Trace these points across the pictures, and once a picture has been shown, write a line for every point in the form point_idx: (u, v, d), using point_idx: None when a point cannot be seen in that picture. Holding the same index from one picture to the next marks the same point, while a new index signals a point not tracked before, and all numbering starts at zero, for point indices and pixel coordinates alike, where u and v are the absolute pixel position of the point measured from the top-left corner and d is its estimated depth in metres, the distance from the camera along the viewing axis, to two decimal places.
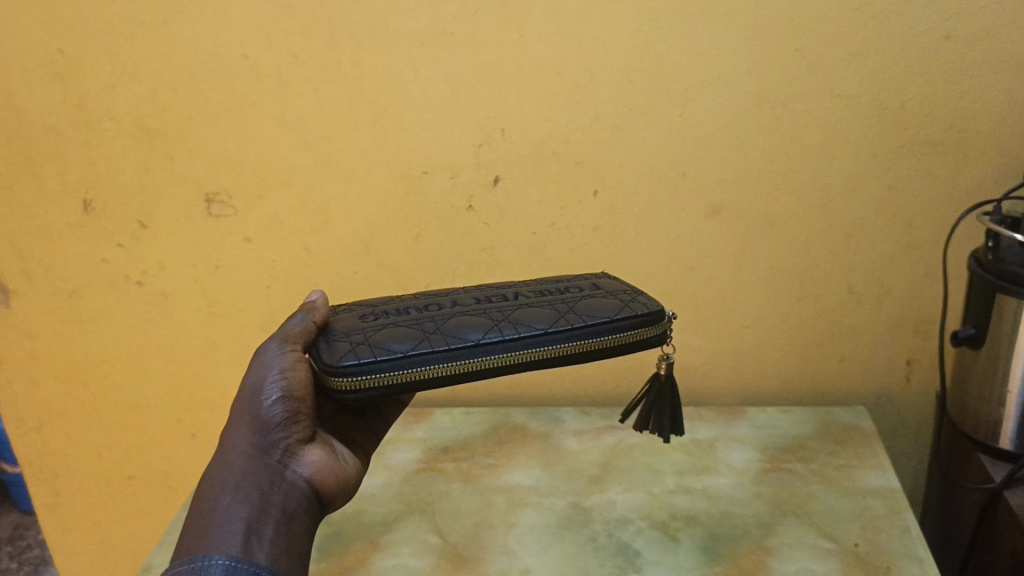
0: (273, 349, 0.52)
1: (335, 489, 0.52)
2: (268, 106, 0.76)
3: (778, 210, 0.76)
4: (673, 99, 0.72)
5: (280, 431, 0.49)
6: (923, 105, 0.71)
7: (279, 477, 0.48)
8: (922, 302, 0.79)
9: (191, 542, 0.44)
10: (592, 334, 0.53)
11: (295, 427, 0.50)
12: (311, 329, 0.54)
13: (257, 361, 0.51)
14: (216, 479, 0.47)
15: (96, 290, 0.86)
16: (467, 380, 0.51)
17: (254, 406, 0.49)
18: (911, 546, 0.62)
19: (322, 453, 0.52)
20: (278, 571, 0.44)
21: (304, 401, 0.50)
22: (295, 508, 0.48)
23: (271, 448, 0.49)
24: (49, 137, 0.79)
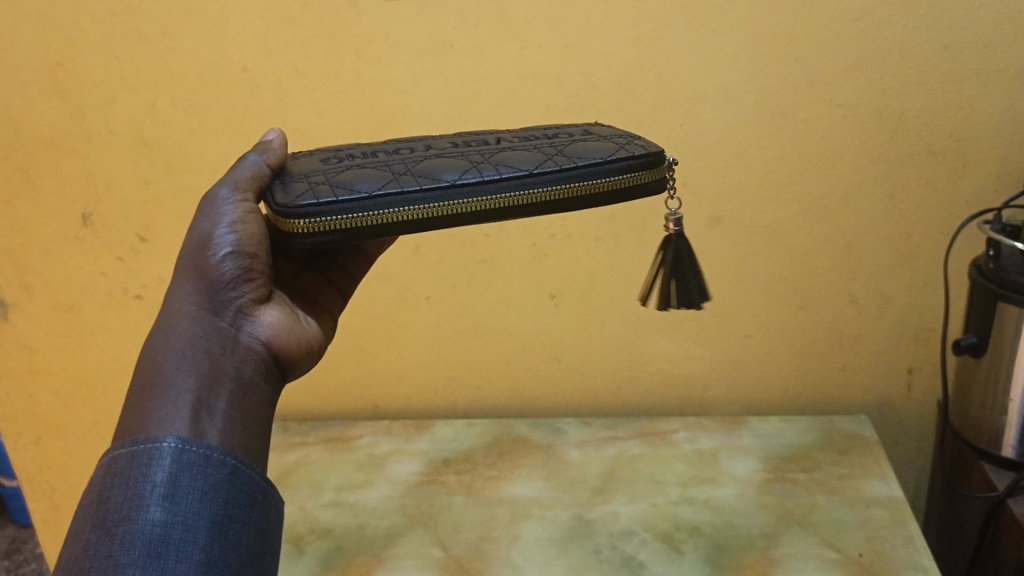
0: (220, 198, 0.46)
1: (296, 352, 0.47)
2: (269, 118, 0.75)
3: (778, 219, 0.76)
4: (674, 110, 0.72)
5: (231, 290, 0.45)
6: (923, 113, 0.71)
7: (230, 341, 0.44)
8: (923, 310, 0.78)
9: (133, 419, 0.40)
10: (582, 176, 0.47)
11: (248, 286, 0.46)
12: (264, 173, 0.48)
13: (205, 212, 0.46)
14: (161, 346, 0.43)
15: (95, 302, 0.86)
16: (440, 225, 0.45)
17: (200, 263, 0.45)
18: (917, 557, 0.62)
19: (280, 313, 0.47)
20: (231, 448, 0.41)
21: (258, 256, 0.46)
22: (251, 375, 0.44)
23: (221, 310, 0.45)
24: (48, 150, 0.79)
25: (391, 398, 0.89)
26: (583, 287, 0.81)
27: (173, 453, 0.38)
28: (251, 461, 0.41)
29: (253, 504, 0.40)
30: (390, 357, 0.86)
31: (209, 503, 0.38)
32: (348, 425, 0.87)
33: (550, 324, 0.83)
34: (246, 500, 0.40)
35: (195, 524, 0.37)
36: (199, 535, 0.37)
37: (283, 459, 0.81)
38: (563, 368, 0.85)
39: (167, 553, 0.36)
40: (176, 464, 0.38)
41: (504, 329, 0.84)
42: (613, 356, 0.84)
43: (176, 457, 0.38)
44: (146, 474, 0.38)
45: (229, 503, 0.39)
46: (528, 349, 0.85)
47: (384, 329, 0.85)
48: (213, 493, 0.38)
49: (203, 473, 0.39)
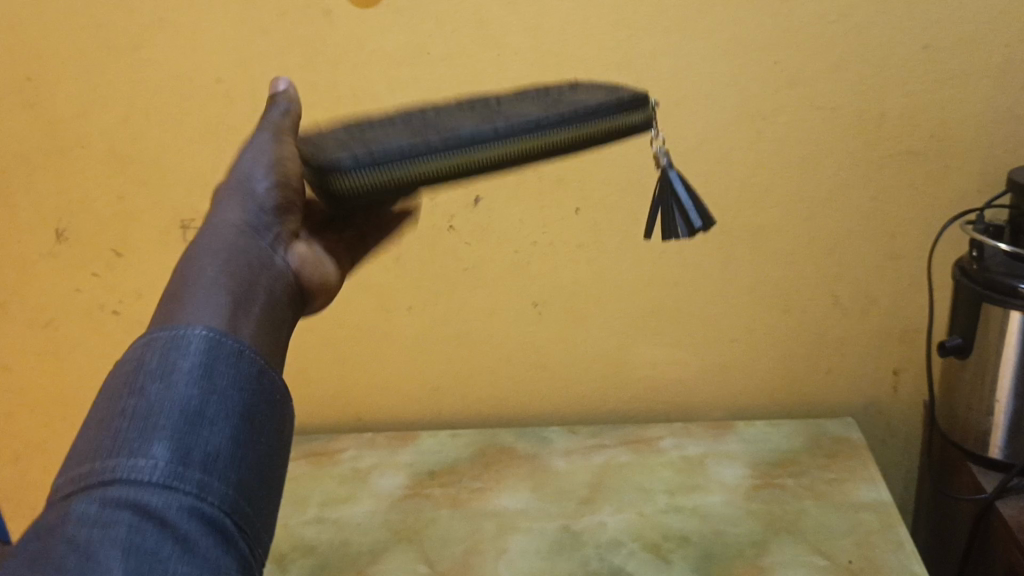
0: (269, 138, 0.47)
1: (316, 289, 0.47)
2: (244, 130, 0.74)
3: (762, 223, 0.76)
4: (655, 116, 0.72)
5: (271, 214, 0.45)
6: (904, 115, 0.70)
7: (267, 258, 0.44)
8: (908, 311, 0.78)
9: (174, 300, 0.39)
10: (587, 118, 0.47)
11: (285, 217, 0.46)
12: (298, 125, 0.50)
13: (253, 144, 0.47)
14: (201, 246, 0.42)
15: (71, 319, 0.84)
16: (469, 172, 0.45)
17: (245, 185, 0.45)
18: (907, 562, 0.62)
19: (307, 250, 0.47)
20: (263, 351, 0.39)
21: (297, 193, 0.46)
22: (280, 294, 0.43)
23: (262, 230, 0.44)
24: (20, 166, 0.77)
25: (374, 410, 0.88)
26: (566, 295, 0.80)
27: (211, 333, 0.37)
28: (277, 369, 0.40)
29: (274, 410, 0.38)
30: (372, 368, 0.85)
31: (240, 393, 0.36)
32: (331, 438, 0.85)
33: (534, 332, 0.82)
34: (270, 405, 0.38)
35: (226, 411, 0.35)
36: (231, 417, 0.35)
37: None
38: (547, 376, 0.85)
39: (199, 426, 0.34)
40: (214, 346, 0.37)
41: (487, 337, 0.83)
42: (598, 363, 0.84)
43: (215, 343, 0.37)
44: (183, 353, 0.36)
45: (256, 401, 0.37)
46: (512, 358, 0.84)
47: (366, 340, 0.84)
48: (243, 387, 0.37)
49: (239, 363, 0.37)
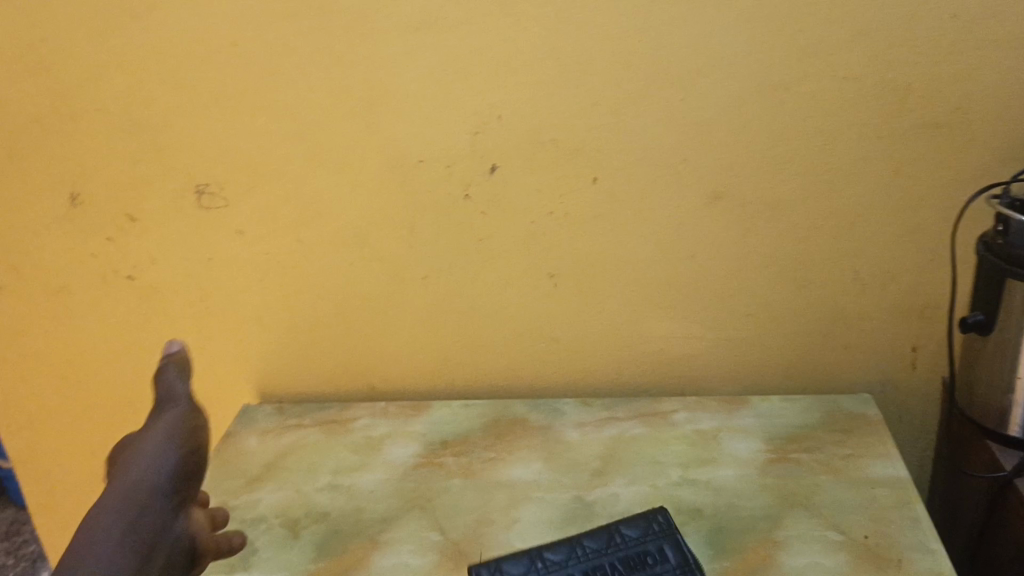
0: (181, 408, 0.52)
1: (204, 546, 0.50)
2: (258, 95, 0.74)
3: (781, 195, 0.75)
4: (674, 84, 0.71)
5: (178, 489, 0.47)
6: (930, 87, 0.69)
7: (171, 520, 0.46)
8: (928, 286, 0.77)
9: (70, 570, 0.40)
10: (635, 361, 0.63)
11: (187, 485, 0.48)
12: (186, 395, 0.54)
13: (167, 414, 0.52)
14: (98, 513, 0.43)
15: (85, 284, 0.84)
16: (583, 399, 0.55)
17: (150, 462, 0.47)
18: (924, 539, 0.61)
19: (201, 518, 0.51)
20: None
21: (196, 459, 0.50)
22: (176, 561, 0.46)
23: (170, 493, 0.46)
24: (34, 129, 0.77)
25: (386, 380, 0.87)
26: (582, 266, 0.79)
27: None
28: None
29: None
30: (384, 338, 0.85)
31: None
32: (343, 407, 0.85)
33: (548, 303, 0.82)
34: None
35: None
36: None
37: (277, 442, 0.80)
38: (561, 348, 0.84)
39: None
40: None
41: (501, 309, 0.82)
42: (611, 336, 0.83)
43: None
44: None
45: None
46: (525, 329, 0.83)
47: (379, 310, 0.83)
48: None
49: None
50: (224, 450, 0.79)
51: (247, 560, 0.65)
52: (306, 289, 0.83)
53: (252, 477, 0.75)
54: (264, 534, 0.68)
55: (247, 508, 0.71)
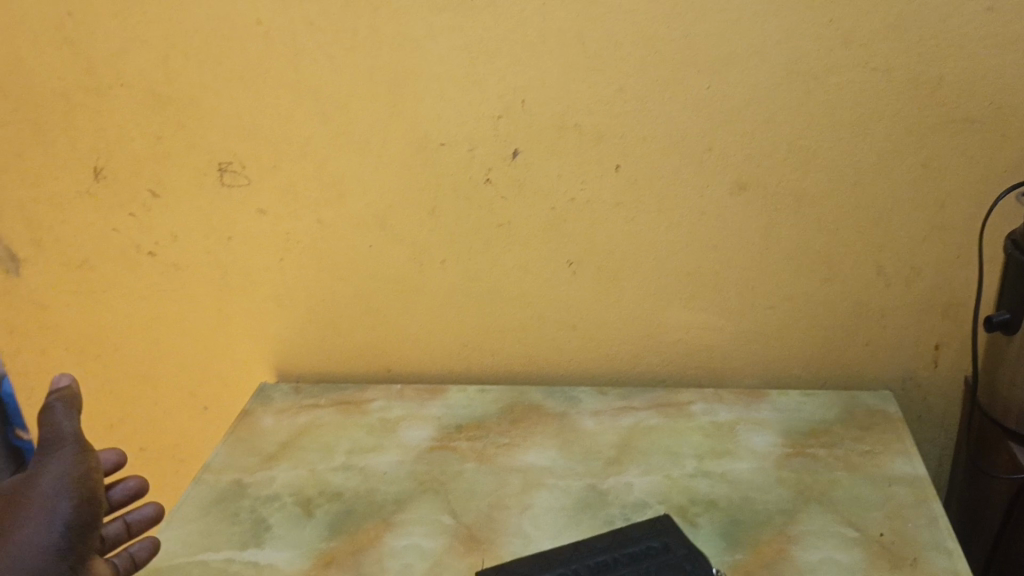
0: (67, 454, 0.53)
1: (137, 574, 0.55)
2: (283, 74, 0.73)
3: (807, 187, 0.74)
4: (701, 72, 0.70)
5: (66, 545, 0.48)
6: (963, 80, 0.68)
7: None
8: (954, 283, 0.76)
9: None
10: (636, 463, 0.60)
11: (81, 538, 0.49)
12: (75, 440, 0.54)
13: (52, 461, 0.52)
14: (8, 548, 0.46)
15: (107, 259, 0.85)
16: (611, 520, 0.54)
17: (31, 519, 0.48)
18: (941, 539, 0.61)
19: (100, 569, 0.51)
20: None
21: (87, 506, 0.51)
22: None
23: (66, 550, 0.48)
24: (60, 103, 0.77)
25: (403, 362, 0.87)
26: (603, 253, 0.79)
27: None
28: None
29: None
30: (402, 320, 0.85)
31: None
32: (360, 388, 0.86)
33: (567, 291, 0.81)
34: None
35: None
36: None
37: (293, 422, 0.80)
38: (580, 336, 0.84)
39: None
40: None
41: (520, 295, 0.82)
42: (630, 325, 0.82)
43: None
44: None
45: None
46: (543, 316, 0.83)
47: (398, 292, 0.83)
48: None
49: None
50: (241, 428, 0.79)
51: (261, 537, 0.66)
52: (326, 270, 0.83)
53: (267, 455, 0.75)
54: (278, 512, 0.68)
55: (262, 486, 0.71)
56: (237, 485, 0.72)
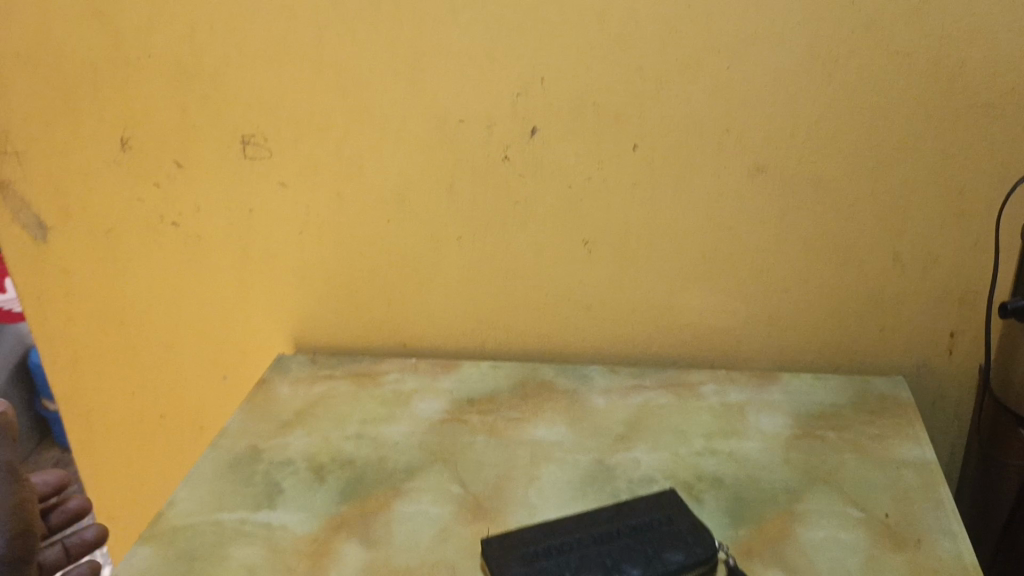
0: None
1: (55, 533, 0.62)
2: (306, 49, 0.75)
3: (824, 170, 0.74)
4: (720, 52, 0.70)
5: (17, 516, 0.58)
6: (985, 65, 0.67)
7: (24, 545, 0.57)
8: (970, 270, 0.76)
9: None
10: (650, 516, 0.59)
11: (27, 507, 0.59)
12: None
13: None
14: None
15: (132, 228, 0.86)
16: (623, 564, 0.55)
17: None
18: (946, 522, 0.61)
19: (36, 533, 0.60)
20: None
21: (24, 481, 0.61)
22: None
23: (20, 523, 0.58)
24: (89, 74, 0.79)
25: (419, 337, 0.89)
26: (618, 233, 0.79)
27: None
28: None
29: None
30: (419, 295, 0.86)
31: None
32: (375, 361, 0.87)
33: (582, 269, 0.82)
34: None
35: None
36: None
37: (309, 391, 0.82)
38: (593, 315, 0.84)
39: None
40: None
41: (535, 273, 0.83)
42: (644, 306, 0.83)
43: None
44: None
45: None
46: (558, 294, 0.84)
47: (414, 267, 0.84)
48: None
49: None
50: (258, 396, 0.81)
51: (274, 500, 0.67)
52: (344, 243, 0.84)
53: (282, 422, 0.77)
54: (290, 477, 0.70)
55: (276, 451, 0.73)
56: (252, 450, 0.73)
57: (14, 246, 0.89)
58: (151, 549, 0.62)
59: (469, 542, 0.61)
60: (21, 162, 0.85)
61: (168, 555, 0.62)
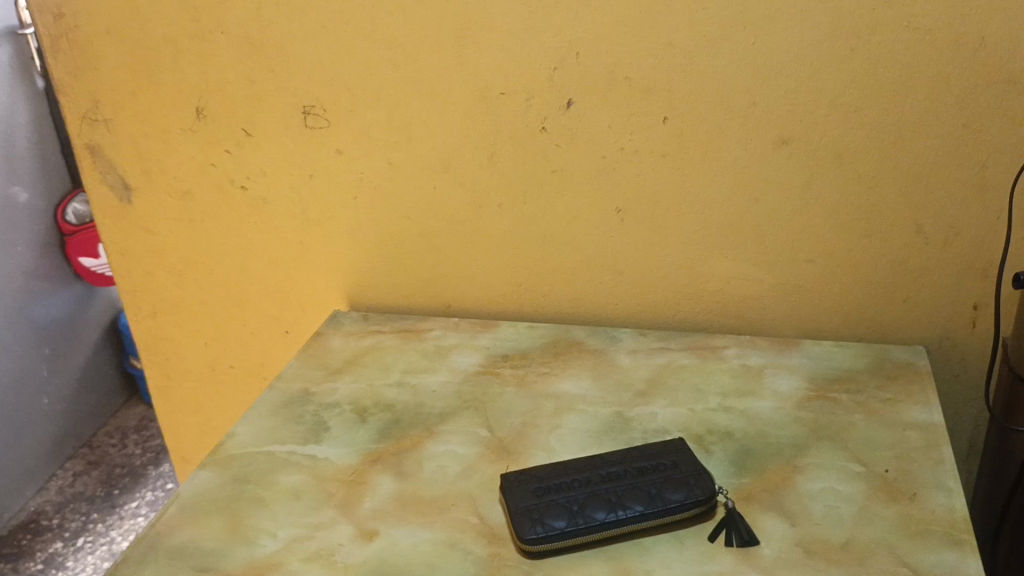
0: None
1: None
2: (361, 24, 0.81)
3: (848, 144, 0.76)
4: (746, 28, 0.73)
5: None
6: (1006, 41, 0.69)
7: None
8: (992, 244, 0.77)
9: None
10: (667, 474, 0.63)
11: None
12: None
13: None
14: None
15: (205, 191, 0.95)
16: (631, 515, 0.59)
17: None
18: (943, 478, 0.63)
19: None
20: None
21: None
22: None
23: None
24: (169, 48, 0.87)
25: (462, 298, 0.95)
26: (649, 202, 0.84)
27: None
28: None
29: None
30: (462, 259, 0.92)
31: None
32: (420, 319, 0.93)
33: (615, 237, 0.86)
34: None
35: None
36: None
37: (358, 343, 0.89)
38: (625, 281, 0.89)
39: None
40: None
41: (570, 239, 0.88)
42: (673, 273, 0.87)
43: None
44: None
45: None
46: (592, 260, 0.88)
47: (458, 232, 0.90)
48: None
49: None
50: (312, 346, 0.88)
51: (320, 435, 0.74)
52: (394, 208, 0.90)
53: (333, 369, 0.84)
54: (336, 417, 0.77)
55: (325, 394, 0.80)
56: (304, 392, 0.81)
57: (102, 205, 0.99)
58: (210, 473, 0.70)
59: (490, 478, 0.67)
60: (109, 129, 0.94)
61: (224, 478, 0.70)
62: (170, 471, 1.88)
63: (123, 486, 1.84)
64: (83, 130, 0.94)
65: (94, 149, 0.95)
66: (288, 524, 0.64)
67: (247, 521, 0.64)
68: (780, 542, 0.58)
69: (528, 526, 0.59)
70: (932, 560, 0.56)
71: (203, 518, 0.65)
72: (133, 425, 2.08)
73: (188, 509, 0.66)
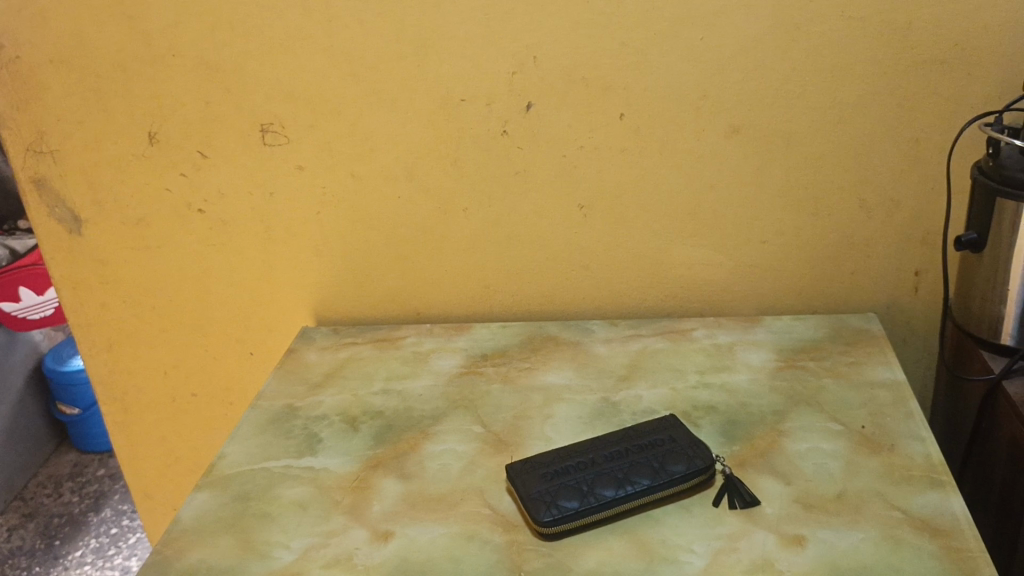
0: None
1: None
2: (319, 39, 0.82)
3: (794, 128, 0.81)
4: (695, 25, 0.78)
5: None
6: (929, 25, 0.75)
7: None
8: (928, 213, 0.84)
9: None
10: (666, 450, 0.66)
11: None
12: None
13: None
14: None
15: (161, 217, 0.93)
16: (641, 488, 0.62)
17: None
18: (915, 429, 0.69)
19: None
20: None
21: None
22: None
23: None
24: (118, 73, 0.86)
25: (432, 305, 0.96)
26: (610, 196, 0.87)
27: None
28: None
29: None
30: (430, 266, 0.93)
31: None
32: (392, 328, 0.94)
33: (579, 232, 0.89)
34: None
35: None
36: None
37: (335, 356, 0.89)
38: (592, 275, 0.92)
39: None
40: None
41: (536, 237, 0.90)
42: (637, 263, 0.91)
43: None
44: None
45: None
46: (558, 257, 0.91)
47: (426, 239, 0.92)
48: None
49: None
50: (288, 362, 0.88)
51: (315, 447, 0.74)
52: (359, 220, 0.91)
53: (314, 383, 0.84)
54: (327, 428, 0.77)
55: (311, 408, 0.80)
56: (289, 408, 0.80)
57: (51, 239, 0.96)
58: (208, 494, 0.69)
59: (494, 470, 0.69)
60: (56, 161, 0.91)
61: (224, 498, 0.69)
62: (115, 516, 1.81)
63: (64, 536, 1.76)
64: (27, 162, 0.91)
65: (40, 182, 0.93)
66: (301, 535, 0.64)
67: (258, 537, 0.64)
68: (780, 500, 0.62)
69: (544, 509, 0.61)
70: (918, 503, 0.61)
71: (212, 538, 0.64)
72: (67, 472, 1.99)
73: (193, 531, 0.65)
